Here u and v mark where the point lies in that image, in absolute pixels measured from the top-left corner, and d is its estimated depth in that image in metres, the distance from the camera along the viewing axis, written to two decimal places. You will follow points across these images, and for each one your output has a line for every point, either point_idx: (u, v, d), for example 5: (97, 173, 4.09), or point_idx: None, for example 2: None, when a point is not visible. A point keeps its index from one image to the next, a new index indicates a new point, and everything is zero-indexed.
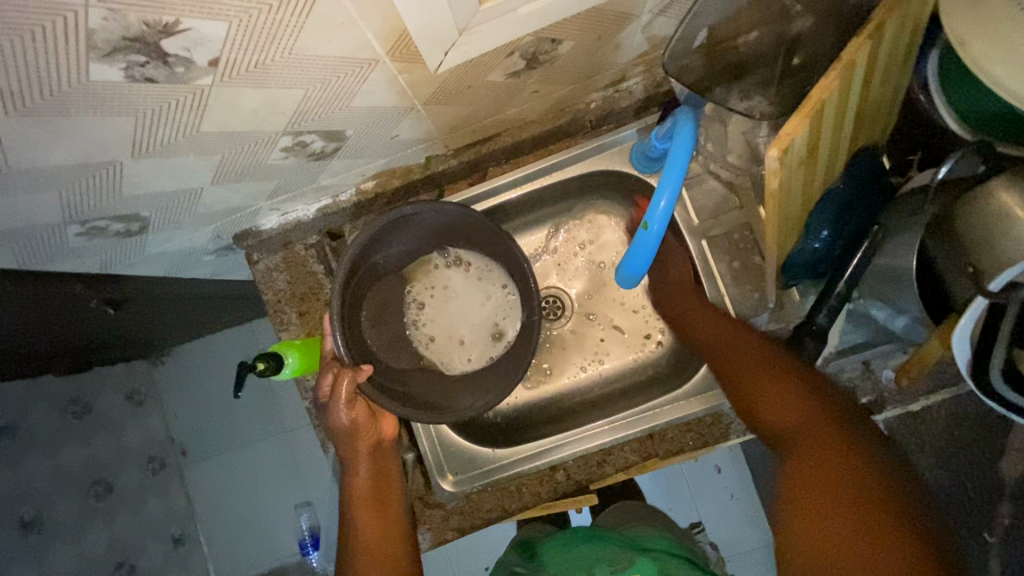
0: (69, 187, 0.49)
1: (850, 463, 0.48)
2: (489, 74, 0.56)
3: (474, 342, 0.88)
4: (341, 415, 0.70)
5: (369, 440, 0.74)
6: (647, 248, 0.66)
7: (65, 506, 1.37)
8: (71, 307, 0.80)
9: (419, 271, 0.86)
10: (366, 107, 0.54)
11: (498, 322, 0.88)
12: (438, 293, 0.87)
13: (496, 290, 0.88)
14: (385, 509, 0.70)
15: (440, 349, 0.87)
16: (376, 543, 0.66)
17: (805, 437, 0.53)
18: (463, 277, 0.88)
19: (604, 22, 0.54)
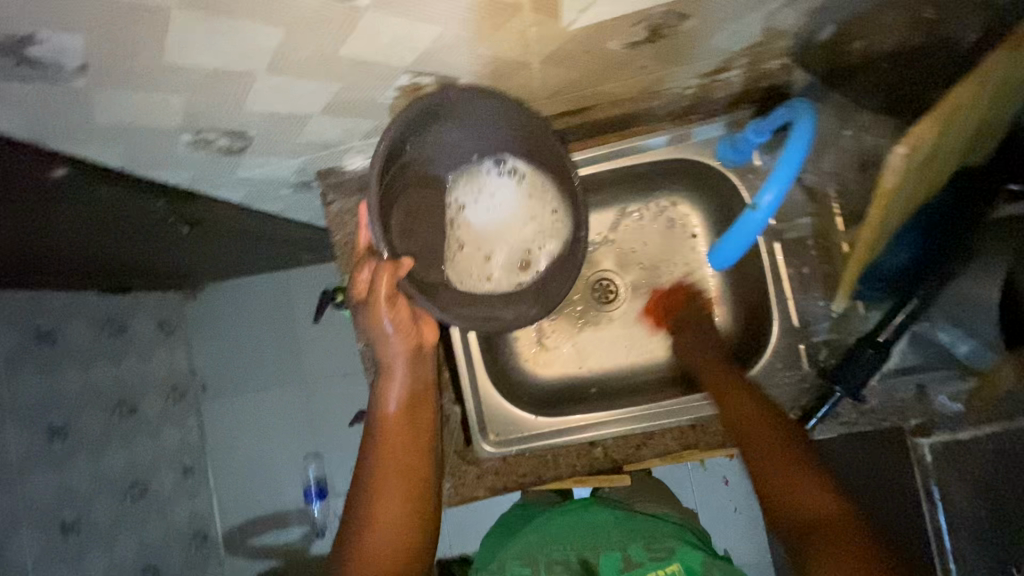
0: (198, 92, 0.50)
1: (851, 532, 0.55)
2: (609, 41, 0.57)
3: (505, 264, 0.78)
4: (385, 321, 0.66)
5: (410, 344, 0.70)
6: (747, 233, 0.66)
7: (92, 419, 1.40)
8: (148, 218, 0.82)
9: (465, 176, 0.74)
10: (488, 56, 0.54)
11: (532, 249, 0.78)
12: (479, 201, 0.75)
13: (543, 213, 0.77)
14: (416, 424, 0.71)
15: (464, 261, 0.76)
16: (404, 464, 0.69)
17: (817, 502, 0.59)
18: (510, 190, 0.75)
19: (735, 3, 0.54)
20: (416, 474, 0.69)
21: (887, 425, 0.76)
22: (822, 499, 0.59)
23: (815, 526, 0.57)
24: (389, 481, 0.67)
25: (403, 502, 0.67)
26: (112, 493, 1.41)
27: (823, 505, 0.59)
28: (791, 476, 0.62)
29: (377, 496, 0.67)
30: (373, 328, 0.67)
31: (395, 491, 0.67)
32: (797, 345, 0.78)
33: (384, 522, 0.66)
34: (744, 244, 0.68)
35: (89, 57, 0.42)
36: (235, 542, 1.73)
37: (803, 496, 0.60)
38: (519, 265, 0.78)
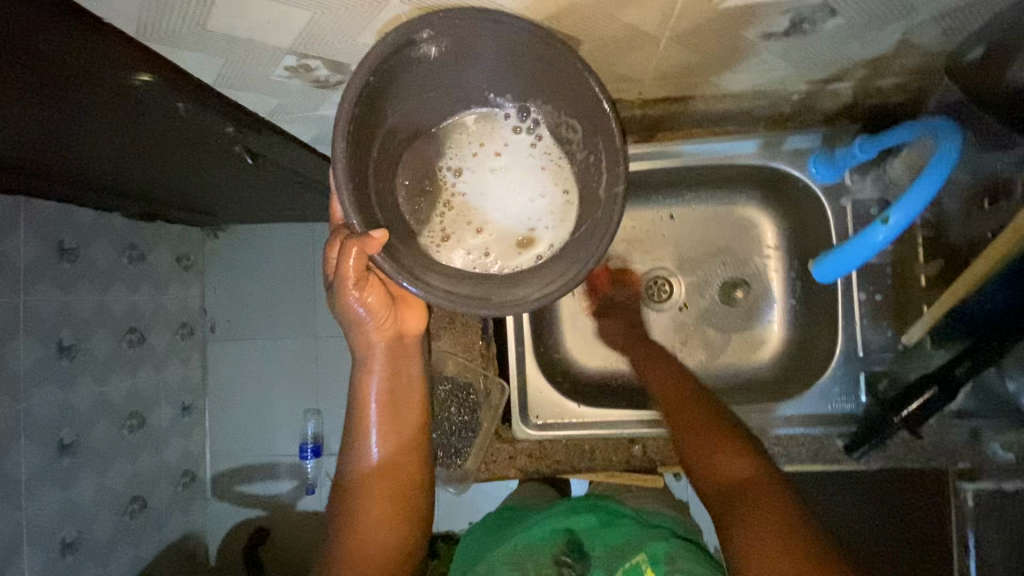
0: (322, 12, 0.47)
1: (762, 495, 0.56)
2: (746, 28, 0.54)
3: (500, 241, 0.64)
4: (353, 299, 0.60)
5: (387, 333, 0.64)
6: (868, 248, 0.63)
7: (101, 342, 1.36)
8: (212, 143, 0.79)
9: (474, 137, 0.64)
10: (625, 24, 0.52)
11: (534, 227, 0.64)
12: (480, 172, 0.65)
13: (553, 189, 0.64)
14: (399, 414, 0.67)
15: (457, 237, 0.64)
16: (388, 462, 0.66)
17: (737, 470, 0.61)
18: (521, 163, 0.65)
19: (888, 8, 0.51)
20: (395, 476, 0.67)
21: (935, 464, 0.76)
22: (753, 472, 0.60)
23: (736, 493, 0.58)
24: (370, 484, 0.65)
25: (386, 503, 0.66)
26: (112, 419, 1.39)
27: (749, 478, 0.59)
28: (721, 450, 0.63)
29: (363, 501, 0.65)
30: (349, 317, 0.61)
31: (375, 492, 0.65)
32: (856, 372, 0.76)
33: (371, 527, 0.64)
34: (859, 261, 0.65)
35: None
36: (224, 486, 1.72)
37: (733, 466, 0.61)
38: (518, 245, 0.64)
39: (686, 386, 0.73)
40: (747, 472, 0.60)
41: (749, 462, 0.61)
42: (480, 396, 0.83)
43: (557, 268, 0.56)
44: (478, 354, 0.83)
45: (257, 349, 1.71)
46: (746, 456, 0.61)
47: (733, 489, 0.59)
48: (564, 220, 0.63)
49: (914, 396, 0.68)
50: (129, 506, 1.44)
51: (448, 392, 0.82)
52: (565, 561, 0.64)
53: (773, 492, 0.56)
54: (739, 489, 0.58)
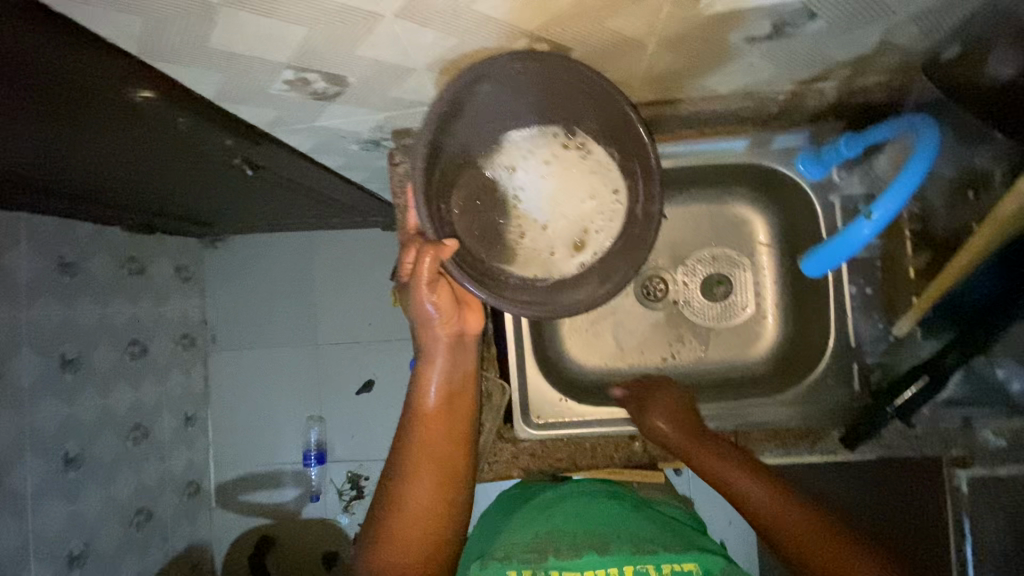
0: (318, 28, 0.49)
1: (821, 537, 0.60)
2: (731, 32, 0.56)
3: (556, 242, 0.68)
4: (422, 300, 0.61)
5: (451, 330, 0.64)
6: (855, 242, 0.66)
7: (104, 355, 1.37)
8: (213, 155, 0.80)
9: (524, 143, 0.66)
10: (612, 31, 0.53)
11: (588, 229, 0.67)
12: (530, 177, 0.67)
13: (602, 191, 0.66)
14: (455, 412, 0.67)
15: (518, 242, 0.67)
16: (437, 455, 0.64)
17: (789, 518, 0.63)
18: (569, 166, 0.67)
19: (863, 11, 0.53)
20: (443, 471, 0.64)
21: (928, 453, 0.78)
22: (807, 517, 0.62)
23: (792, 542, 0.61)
24: (418, 474, 0.63)
25: (431, 496, 0.63)
26: (115, 431, 1.40)
27: (784, 515, 0.63)
28: (770, 496, 0.65)
29: (409, 490, 0.63)
30: (416, 314, 0.62)
31: (422, 483, 0.63)
32: (849, 364, 0.78)
33: (415, 519, 0.62)
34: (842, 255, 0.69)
35: None
36: (229, 495, 1.73)
37: (787, 513, 0.63)
38: (573, 245, 0.67)
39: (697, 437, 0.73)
40: (804, 520, 0.62)
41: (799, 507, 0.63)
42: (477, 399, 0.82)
43: (612, 272, 0.63)
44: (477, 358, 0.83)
45: (258, 358, 1.72)
46: (797, 502, 0.64)
47: (801, 547, 0.61)
48: (615, 221, 0.66)
49: (905, 387, 0.70)
50: (134, 518, 1.45)
51: None
52: (594, 541, 0.64)
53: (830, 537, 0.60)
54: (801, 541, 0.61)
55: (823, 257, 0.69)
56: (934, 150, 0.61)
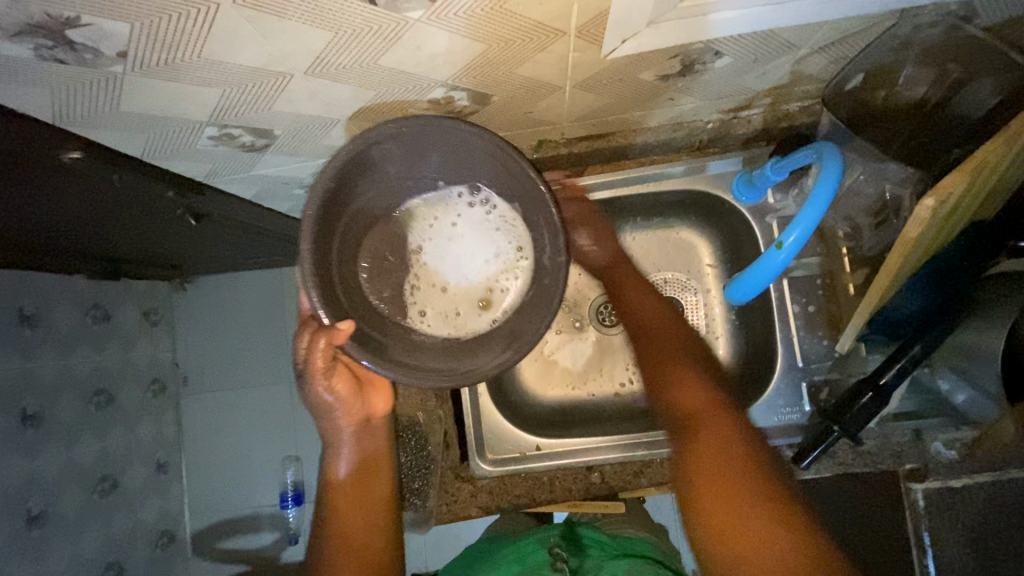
0: (233, 87, 0.49)
1: (734, 467, 0.53)
2: (643, 72, 0.57)
3: (463, 300, 0.69)
4: (320, 388, 0.64)
5: (356, 416, 0.68)
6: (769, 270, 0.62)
7: (68, 406, 1.34)
8: (155, 205, 0.80)
9: (430, 202, 0.68)
10: (525, 77, 0.55)
11: (493, 288, 0.68)
12: (434, 238, 0.69)
13: (508, 251, 0.68)
14: (372, 492, 0.67)
15: (421, 300, 0.68)
16: (356, 542, 0.63)
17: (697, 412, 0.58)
18: (475, 224, 0.68)
19: (768, 46, 0.55)
20: (365, 552, 0.63)
21: (882, 467, 0.77)
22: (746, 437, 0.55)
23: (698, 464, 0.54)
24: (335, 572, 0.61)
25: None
26: (82, 485, 1.35)
27: (731, 433, 0.56)
28: (722, 420, 0.57)
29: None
30: (318, 405, 0.66)
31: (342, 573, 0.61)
32: (798, 383, 0.78)
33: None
34: (763, 282, 0.65)
35: (131, 46, 0.41)
36: (205, 543, 1.68)
37: (730, 432, 0.56)
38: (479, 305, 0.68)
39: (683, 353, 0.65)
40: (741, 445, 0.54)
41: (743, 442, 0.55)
42: (425, 432, 0.81)
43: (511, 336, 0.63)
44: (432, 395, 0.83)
45: (230, 400, 1.69)
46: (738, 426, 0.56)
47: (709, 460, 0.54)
48: (520, 283, 0.67)
49: (849, 405, 0.71)
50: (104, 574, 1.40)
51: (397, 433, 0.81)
52: None
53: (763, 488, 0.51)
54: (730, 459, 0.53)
55: (755, 276, 0.64)
56: (841, 161, 0.58)
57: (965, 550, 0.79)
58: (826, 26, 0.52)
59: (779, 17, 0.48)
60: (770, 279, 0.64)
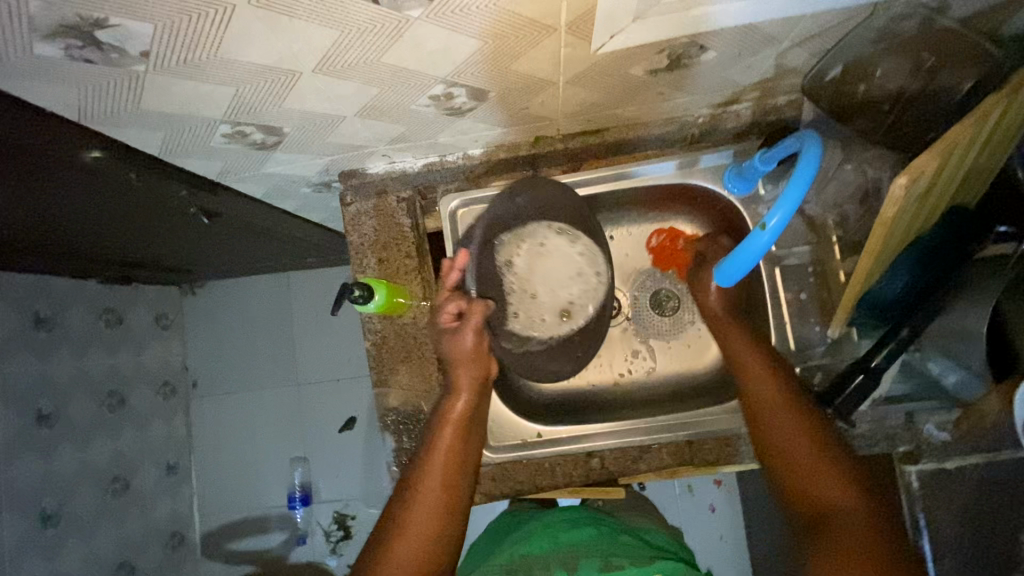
0: (246, 86, 0.53)
1: (856, 526, 0.59)
2: (632, 67, 0.61)
3: (552, 307, 0.87)
4: (466, 338, 0.74)
5: (477, 370, 0.75)
6: (754, 250, 0.63)
7: (82, 408, 1.37)
8: (170, 205, 0.84)
9: (521, 230, 0.87)
10: (520, 73, 0.58)
11: (572, 303, 0.87)
12: (531, 256, 0.87)
13: (588, 271, 0.86)
14: (470, 445, 0.73)
15: (524, 305, 0.87)
16: (454, 468, 0.70)
17: (844, 499, 0.62)
18: (561, 248, 0.86)
19: (750, 40, 0.58)
20: (441, 502, 0.68)
21: (878, 450, 0.79)
22: (839, 496, 0.62)
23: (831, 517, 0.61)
24: (413, 508, 0.67)
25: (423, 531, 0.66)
26: (95, 485, 1.38)
27: (838, 504, 0.62)
28: (813, 473, 0.64)
29: (407, 520, 0.66)
30: (453, 349, 0.75)
31: (418, 508, 0.67)
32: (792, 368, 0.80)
33: (406, 546, 0.65)
34: (750, 263, 0.66)
35: (152, 46, 0.45)
36: (215, 544, 1.70)
37: (832, 493, 0.63)
38: (561, 316, 0.88)
39: (783, 403, 0.69)
40: (853, 506, 0.61)
41: (840, 484, 0.63)
42: (429, 420, 0.83)
43: (581, 350, 0.88)
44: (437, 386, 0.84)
45: (239, 402, 1.72)
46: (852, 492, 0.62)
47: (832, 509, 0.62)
48: (594, 305, 0.87)
49: (841, 388, 0.73)
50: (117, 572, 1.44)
51: (402, 421, 0.83)
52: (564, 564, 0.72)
53: (876, 533, 0.58)
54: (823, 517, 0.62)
55: (735, 261, 0.66)
56: (820, 152, 0.60)
57: None
58: (804, 20, 0.55)
59: (757, 11, 0.51)
60: (751, 264, 0.66)
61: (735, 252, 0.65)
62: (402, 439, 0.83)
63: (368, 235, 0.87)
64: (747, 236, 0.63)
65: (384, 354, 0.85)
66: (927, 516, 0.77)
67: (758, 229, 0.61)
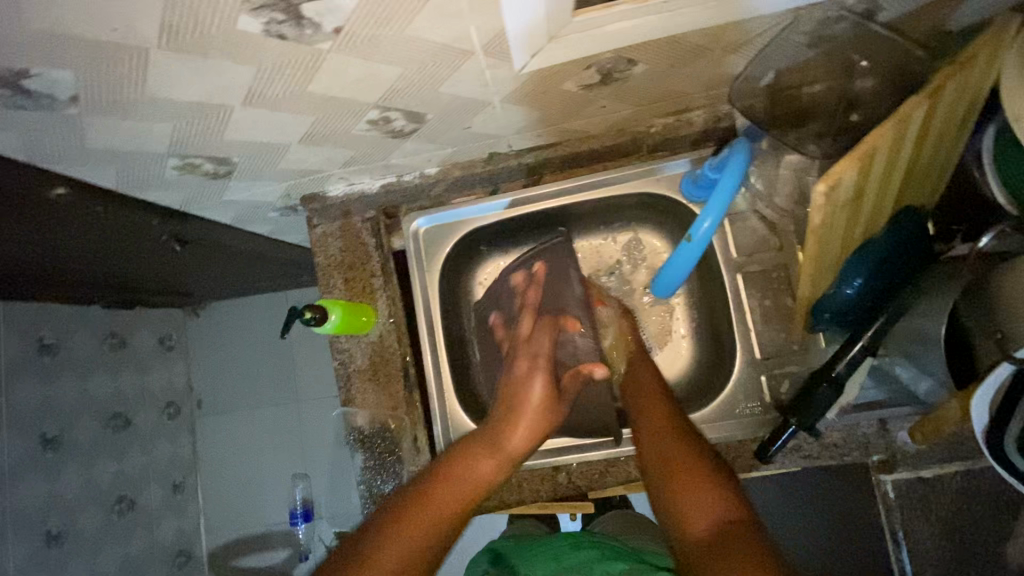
0: (182, 121, 0.55)
1: (737, 541, 0.47)
2: (566, 83, 0.61)
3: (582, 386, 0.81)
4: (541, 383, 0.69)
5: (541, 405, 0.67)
6: (683, 262, 0.69)
7: (86, 429, 1.38)
8: (142, 235, 0.86)
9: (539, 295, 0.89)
10: (452, 94, 0.59)
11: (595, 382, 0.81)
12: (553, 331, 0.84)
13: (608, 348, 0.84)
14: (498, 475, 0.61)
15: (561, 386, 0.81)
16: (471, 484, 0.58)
17: (708, 510, 0.52)
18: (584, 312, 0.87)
19: (679, 51, 0.58)
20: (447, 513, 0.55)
21: (849, 460, 0.75)
22: (730, 507, 0.51)
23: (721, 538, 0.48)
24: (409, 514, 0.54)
25: (418, 533, 0.53)
26: (99, 505, 1.39)
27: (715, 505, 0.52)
28: (690, 487, 0.54)
29: (409, 516, 0.54)
30: (526, 378, 0.70)
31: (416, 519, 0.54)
32: (757, 376, 0.79)
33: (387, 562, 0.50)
34: (686, 269, 0.71)
35: (79, 88, 0.47)
36: (220, 562, 1.71)
37: (701, 499, 0.53)
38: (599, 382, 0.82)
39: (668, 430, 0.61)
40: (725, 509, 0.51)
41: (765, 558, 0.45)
42: (395, 437, 0.84)
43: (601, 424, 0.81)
44: (402, 402, 0.85)
45: (239, 420, 1.75)
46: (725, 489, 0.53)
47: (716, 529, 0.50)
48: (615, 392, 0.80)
49: (806, 400, 0.70)
50: None
51: (367, 439, 0.84)
52: None
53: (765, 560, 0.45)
54: (721, 538, 0.48)
55: (669, 272, 0.71)
56: (747, 152, 0.63)
57: (940, 542, 0.78)
58: (728, 29, 0.55)
59: (674, 25, 0.51)
60: (687, 271, 0.71)
61: (670, 261, 0.70)
62: (368, 457, 0.84)
63: (333, 254, 0.88)
64: (675, 247, 0.68)
65: (350, 373, 0.86)
66: (904, 529, 0.78)
67: (685, 242, 0.66)
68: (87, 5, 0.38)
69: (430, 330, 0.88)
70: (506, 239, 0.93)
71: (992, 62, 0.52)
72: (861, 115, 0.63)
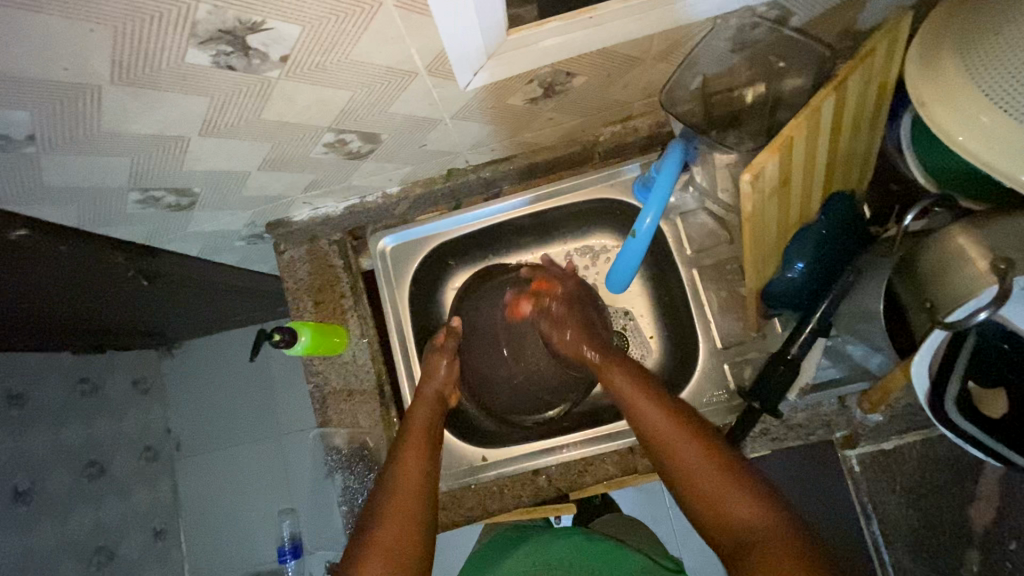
0: (141, 154, 0.56)
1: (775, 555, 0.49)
2: (511, 97, 0.64)
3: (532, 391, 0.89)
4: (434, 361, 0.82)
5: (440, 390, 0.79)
6: (632, 256, 0.72)
7: (59, 480, 1.29)
8: (108, 276, 0.86)
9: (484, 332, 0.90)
10: (404, 114, 0.62)
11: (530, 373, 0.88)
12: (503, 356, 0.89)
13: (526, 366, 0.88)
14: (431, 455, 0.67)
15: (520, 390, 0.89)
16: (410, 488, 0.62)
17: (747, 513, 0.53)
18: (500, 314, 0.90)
19: (613, 63, 0.62)
20: (430, 445, 0.68)
21: (816, 439, 0.78)
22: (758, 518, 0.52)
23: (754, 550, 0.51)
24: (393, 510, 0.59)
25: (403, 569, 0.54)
26: (76, 558, 1.30)
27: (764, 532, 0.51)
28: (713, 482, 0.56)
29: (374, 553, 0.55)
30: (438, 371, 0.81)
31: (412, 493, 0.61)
32: (721, 364, 0.82)
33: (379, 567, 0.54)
34: (634, 265, 0.74)
35: (36, 127, 0.48)
36: None
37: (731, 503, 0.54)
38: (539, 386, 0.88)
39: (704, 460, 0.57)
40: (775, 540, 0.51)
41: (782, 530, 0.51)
42: (372, 454, 0.83)
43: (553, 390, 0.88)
44: (380, 419, 0.85)
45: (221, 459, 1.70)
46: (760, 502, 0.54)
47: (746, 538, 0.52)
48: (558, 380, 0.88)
49: (763, 381, 0.72)
50: None
51: (346, 458, 0.84)
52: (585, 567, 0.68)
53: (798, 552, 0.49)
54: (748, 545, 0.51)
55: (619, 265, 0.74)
56: (684, 152, 0.68)
57: (907, 511, 0.82)
58: (655, 40, 0.59)
59: (602, 38, 0.55)
60: (637, 266, 0.74)
61: (620, 257, 0.73)
62: (347, 476, 0.84)
63: (301, 278, 0.89)
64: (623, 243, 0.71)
65: (326, 394, 0.86)
66: (872, 500, 0.82)
67: (630, 238, 0.70)
68: (36, 43, 0.39)
69: (403, 345, 0.90)
70: (471, 253, 0.95)
71: (892, 55, 0.58)
72: (785, 113, 0.68)
